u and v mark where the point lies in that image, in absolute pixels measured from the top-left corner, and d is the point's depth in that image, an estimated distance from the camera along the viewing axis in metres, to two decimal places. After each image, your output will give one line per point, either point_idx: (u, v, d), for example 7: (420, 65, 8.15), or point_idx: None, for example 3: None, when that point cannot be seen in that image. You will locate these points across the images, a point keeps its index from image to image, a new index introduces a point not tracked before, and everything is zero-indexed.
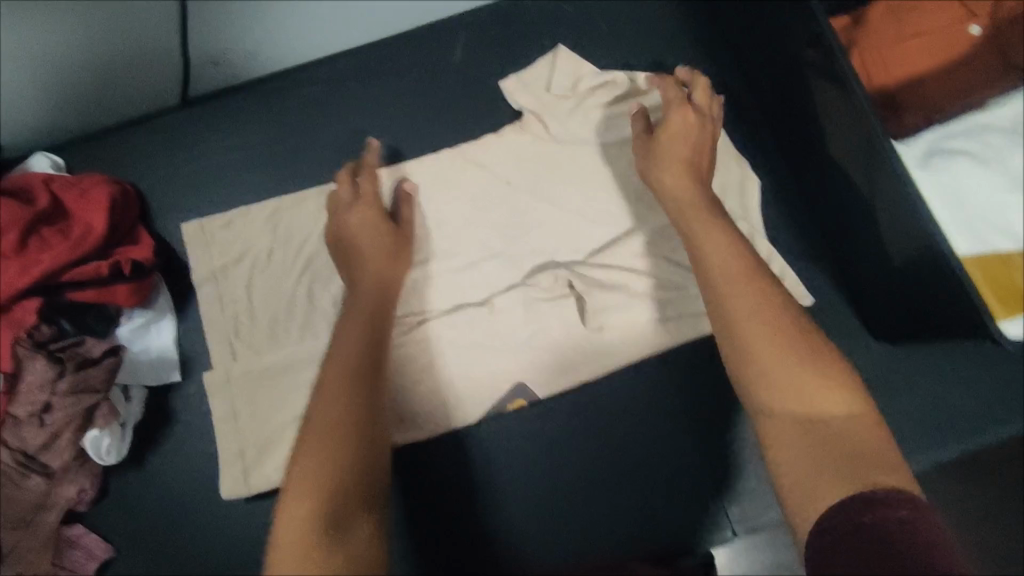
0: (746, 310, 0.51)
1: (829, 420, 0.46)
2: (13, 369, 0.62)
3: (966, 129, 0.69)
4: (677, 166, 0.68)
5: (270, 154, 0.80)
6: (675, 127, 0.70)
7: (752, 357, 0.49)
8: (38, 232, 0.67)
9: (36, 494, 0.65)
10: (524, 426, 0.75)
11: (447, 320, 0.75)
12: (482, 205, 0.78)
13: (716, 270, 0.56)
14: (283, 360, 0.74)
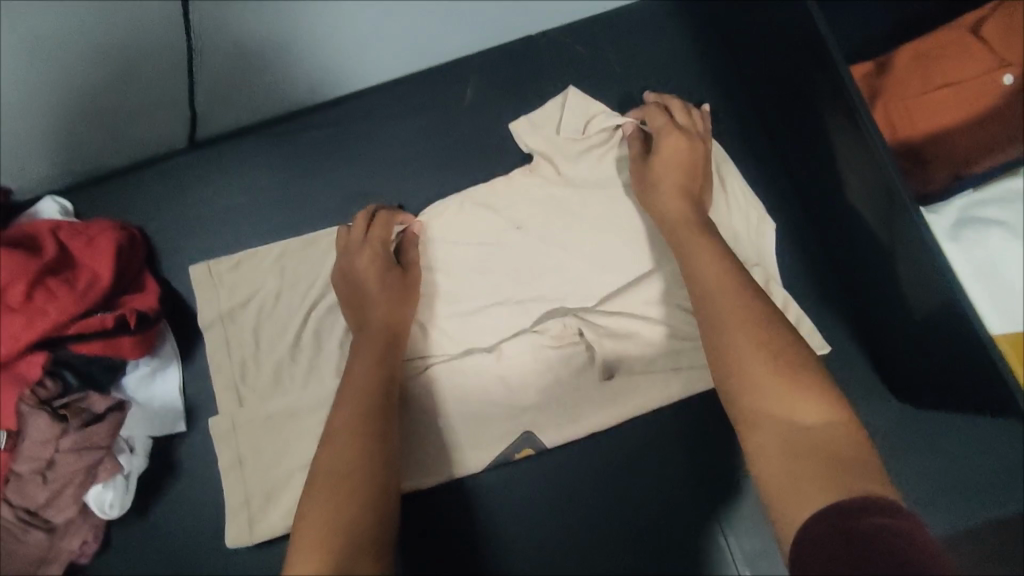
0: (737, 335, 0.55)
1: (803, 422, 0.49)
2: (16, 427, 0.63)
3: (997, 197, 0.68)
4: (672, 189, 0.69)
5: (277, 197, 0.79)
6: (667, 151, 0.71)
7: (732, 365, 0.53)
8: (44, 283, 0.66)
9: (38, 548, 0.65)
10: (534, 476, 0.71)
11: (455, 365, 0.73)
12: (492, 251, 0.76)
13: (705, 287, 0.60)
14: (287, 408, 0.72)
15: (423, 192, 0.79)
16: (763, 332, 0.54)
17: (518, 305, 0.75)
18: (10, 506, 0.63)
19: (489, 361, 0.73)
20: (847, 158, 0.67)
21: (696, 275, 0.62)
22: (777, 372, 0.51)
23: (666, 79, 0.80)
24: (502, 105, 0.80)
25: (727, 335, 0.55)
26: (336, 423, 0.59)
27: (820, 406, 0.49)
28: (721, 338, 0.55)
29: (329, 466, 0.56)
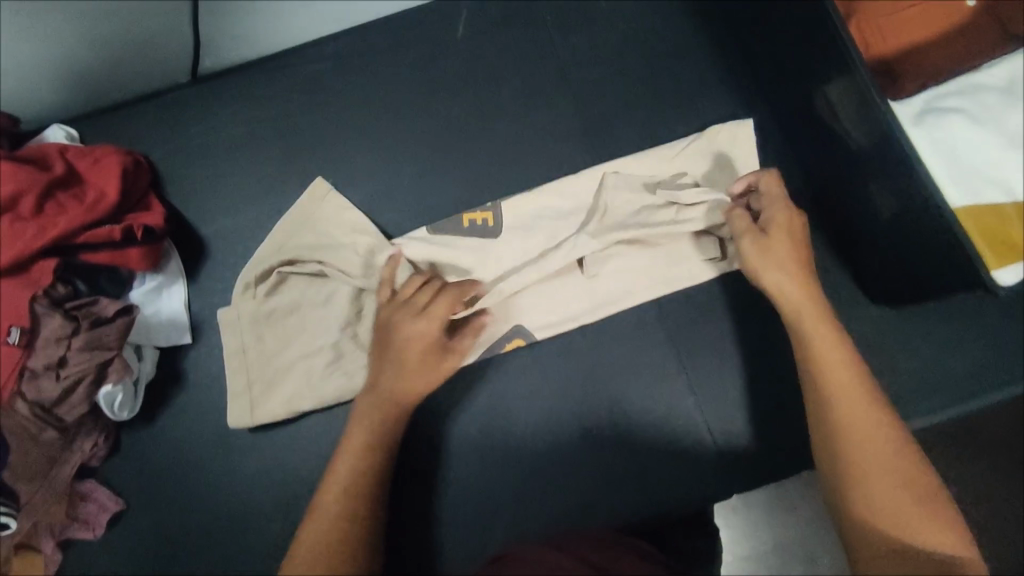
0: (867, 442, 0.53)
1: (923, 543, 0.49)
2: (30, 324, 0.64)
3: (961, 88, 0.69)
4: (791, 265, 0.61)
5: (275, 125, 0.82)
6: (782, 228, 0.63)
7: (855, 471, 0.52)
8: (54, 197, 0.69)
9: (53, 447, 0.68)
10: (527, 365, 0.75)
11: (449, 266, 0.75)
12: (483, 176, 0.79)
13: (827, 371, 0.56)
14: (289, 301, 0.75)
15: (417, 123, 0.82)
16: (885, 433, 0.53)
17: (513, 213, 0.77)
18: (25, 401, 0.65)
19: (483, 259, 0.75)
20: (820, 67, 0.70)
21: (806, 343, 0.58)
22: (898, 486, 0.51)
23: (653, 12, 0.83)
24: (494, 40, 0.83)
25: (849, 433, 0.53)
26: (324, 502, 0.60)
27: (941, 529, 0.49)
28: (840, 433, 0.54)
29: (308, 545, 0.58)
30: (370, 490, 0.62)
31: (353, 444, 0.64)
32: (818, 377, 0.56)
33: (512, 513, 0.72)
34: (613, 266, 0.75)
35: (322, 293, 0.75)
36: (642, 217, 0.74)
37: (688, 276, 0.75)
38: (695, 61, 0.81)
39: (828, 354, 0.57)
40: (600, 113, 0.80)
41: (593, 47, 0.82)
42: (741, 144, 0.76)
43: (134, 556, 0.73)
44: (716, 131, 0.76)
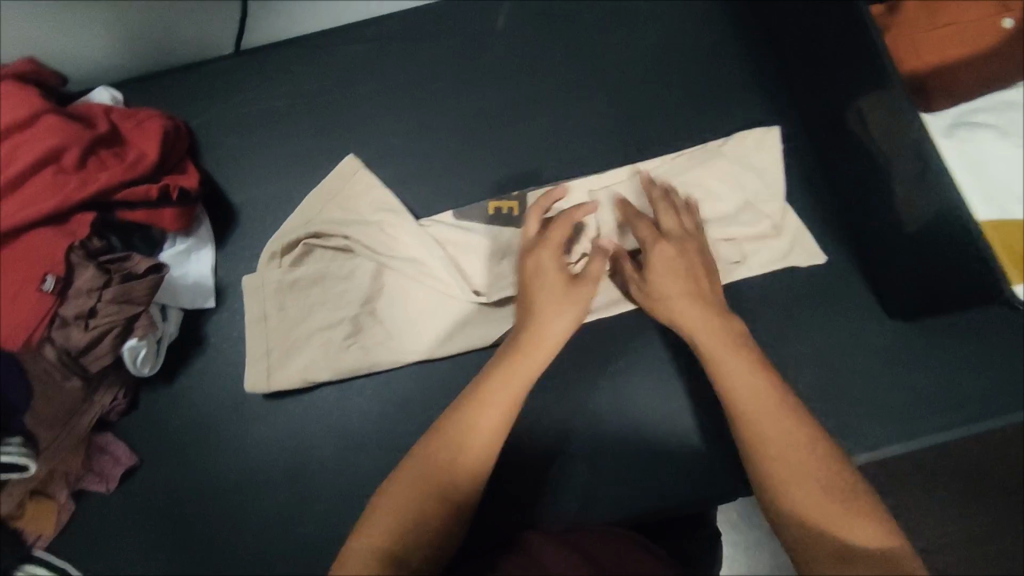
0: (791, 453, 0.52)
1: (857, 547, 0.48)
2: (65, 272, 0.65)
3: (991, 105, 0.72)
4: (682, 294, 0.63)
5: (312, 102, 0.84)
6: (663, 260, 0.66)
7: (778, 483, 0.51)
8: (96, 153, 0.71)
9: (77, 395, 0.70)
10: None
11: (471, 252, 0.77)
12: (512, 165, 0.81)
13: (741, 391, 0.56)
14: (314, 272, 0.76)
15: (452, 108, 0.83)
16: (806, 444, 0.53)
17: (539, 205, 0.77)
18: (53, 348, 0.66)
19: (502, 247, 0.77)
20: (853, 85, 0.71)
21: (714, 363, 0.59)
22: (822, 495, 0.50)
23: (692, 15, 0.84)
24: (533, 34, 0.85)
25: (768, 453, 0.52)
26: (440, 440, 0.55)
27: (871, 528, 0.49)
28: (761, 455, 0.53)
29: (409, 483, 0.53)
30: (493, 438, 0.56)
31: (490, 395, 0.57)
32: (731, 399, 0.56)
33: (519, 499, 0.71)
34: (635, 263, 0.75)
35: (345, 267, 0.77)
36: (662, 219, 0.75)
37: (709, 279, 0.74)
38: (730, 66, 0.82)
39: (745, 373, 0.57)
40: (633, 111, 0.81)
41: (629, 46, 0.83)
42: (765, 152, 0.77)
43: (142, 512, 0.74)
44: (739, 138, 0.78)
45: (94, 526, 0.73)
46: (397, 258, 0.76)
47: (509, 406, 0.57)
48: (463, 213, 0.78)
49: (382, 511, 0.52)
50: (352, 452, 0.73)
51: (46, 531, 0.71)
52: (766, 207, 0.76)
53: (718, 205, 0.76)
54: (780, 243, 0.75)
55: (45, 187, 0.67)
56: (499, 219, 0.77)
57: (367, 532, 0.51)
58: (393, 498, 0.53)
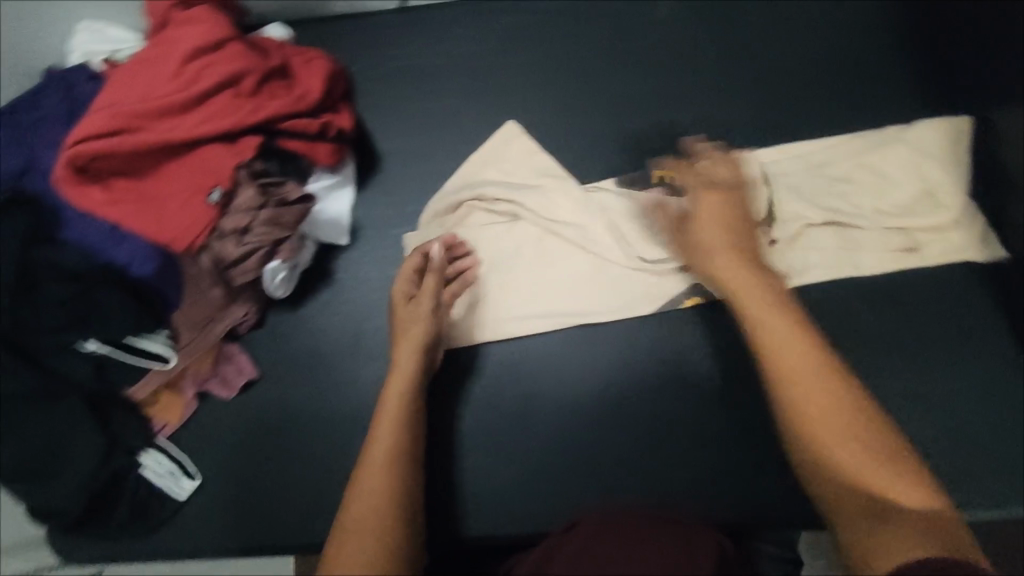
0: (813, 392, 0.52)
1: (899, 504, 0.47)
2: (230, 188, 0.70)
3: None
4: (717, 230, 0.64)
5: (470, 64, 0.86)
6: (711, 208, 0.66)
7: (806, 422, 0.51)
8: (269, 83, 0.76)
9: (213, 304, 0.74)
10: (691, 326, 0.76)
11: (628, 218, 0.78)
12: (654, 152, 0.81)
13: (758, 324, 0.56)
14: (477, 236, 0.80)
15: (599, 89, 0.84)
16: (823, 385, 0.52)
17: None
18: (209, 256, 0.71)
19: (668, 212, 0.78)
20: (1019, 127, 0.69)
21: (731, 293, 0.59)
22: (860, 443, 0.50)
23: (863, 31, 0.82)
24: (693, 26, 0.84)
25: (799, 391, 0.52)
26: (378, 433, 0.63)
27: (899, 483, 0.48)
28: (795, 398, 0.52)
29: (372, 470, 0.60)
30: (404, 419, 0.64)
31: (386, 419, 0.64)
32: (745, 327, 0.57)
33: (612, 478, 0.73)
34: (801, 244, 0.76)
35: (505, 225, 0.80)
36: (829, 199, 0.77)
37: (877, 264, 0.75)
38: (894, 89, 0.80)
39: (752, 303, 0.57)
40: (783, 119, 0.80)
41: (790, 52, 0.82)
42: (946, 144, 0.75)
43: (256, 422, 0.78)
44: (926, 127, 0.76)
45: (210, 428, 0.79)
46: (565, 226, 0.78)
47: (406, 402, 0.65)
48: (625, 181, 0.80)
49: (362, 489, 0.59)
50: (472, 407, 0.76)
51: (171, 420, 0.77)
52: (947, 198, 0.74)
53: (896, 192, 0.76)
54: (954, 237, 0.74)
55: (224, 107, 0.72)
56: (663, 187, 0.79)
57: (349, 517, 0.57)
58: (365, 478, 0.59)
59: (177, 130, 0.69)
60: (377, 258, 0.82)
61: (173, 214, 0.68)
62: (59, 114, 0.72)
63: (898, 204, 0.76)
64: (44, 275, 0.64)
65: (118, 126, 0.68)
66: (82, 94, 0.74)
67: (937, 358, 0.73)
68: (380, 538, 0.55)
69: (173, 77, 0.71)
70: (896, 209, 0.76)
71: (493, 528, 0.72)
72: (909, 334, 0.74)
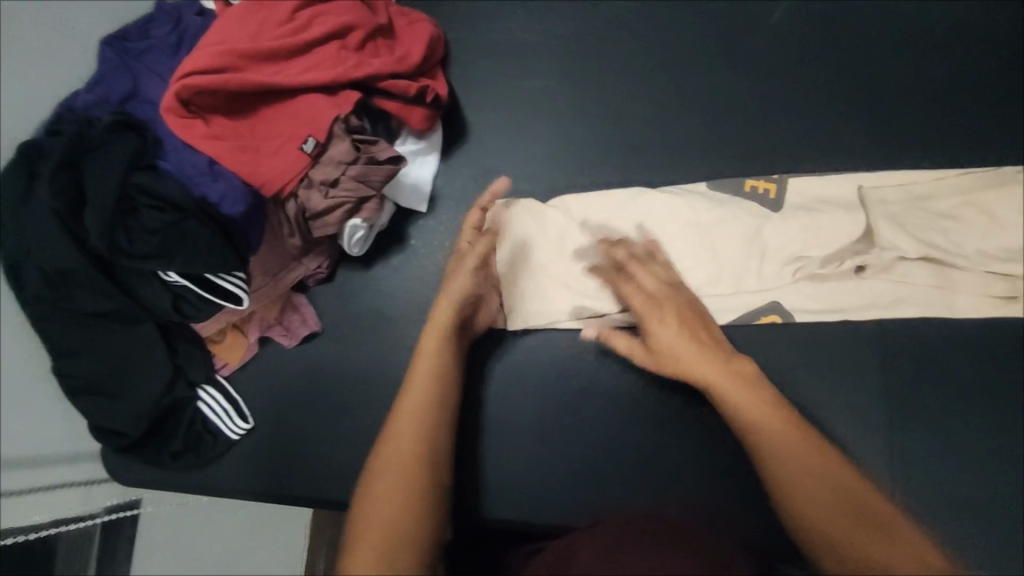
0: (776, 429, 0.56)
1: (869, 519, 0.51)
2: (324, 139, 0.70)
3: None
4: (672, 316, 0.66)
5: (569, 44, 0.85)
6: (652, 283, 0.69)
7: (775, 461, 0.55)
8: (374, 41, 0.76)
9: (290, 252, 0.75)
10: (771, 343, 0.72)
11: (711, 226, 0.76)
12: (747, 159, 0.78)
13: (721, 376, 0.61)
14: (553, 224, 0.79)
15: (701, 89, 0.81)
16: (785, 426, 0.57)
17: (797, 191, 0.76)
18: (294, 204, 0.71)
19: (761, 225, 0.76)
20: None
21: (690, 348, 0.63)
22: (828, 470, 0.54)
23: (986, 62, 0.78)
24: (806, 35, 0.81)
25: (762, 435, 0.56)
26: (412, 382, 0.64)
27: (865, 499, 0.52)
28: (754, 430, 0.57)
29: (405, 424, 0.60)
30: (437, 379, 0.64)
31: (419, 374, 0.64)
32: (711, 379, 0.61)
33: (662, 484, 0.71)
34: (892, 275, 0.74)
35: (593, 213, 0.79)
36: (928, 233, 0.74)
37: (972, 308, 0.72)
38: (1016, 129, 0.76)
39: (715, 356, 0.63)
40: (890, 145, 0.77)
41: (904, 74, 0.79)
42: None
43: (312, 374, 0.79)
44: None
45: (266, 373, 0.79)
46: (648, 223, 0.77)
47: (438, 363, 0.65)
48: (715, 184, 0.78)
49: (393, 439, 0.60)
50: (531, 392, 0.75)
51: (231, 362, 0.78)
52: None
53: (1003, 237, 0.73)
54: None
55: (328, 60, 0.72)
56: (756, 199, 0.77)
57: (379, 464, 0.58)
58: (398, 433, 0.60)
59: (281, 75, 0.70)
60: (453, 228, 0.81)
61: (268, 159, 0.69)
62: (165, 45, 0.73)
63: (1000, 247, 0.73)
64: (141, 201, 0.65)
65: (226, 65, 0.68)
66: (190, 29, 0.75)
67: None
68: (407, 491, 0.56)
69: (284, 26, 0.72)
70: (999, 254, 0.72)
71: (534, 516, 0.71)
72: (999, 382, 0.70)
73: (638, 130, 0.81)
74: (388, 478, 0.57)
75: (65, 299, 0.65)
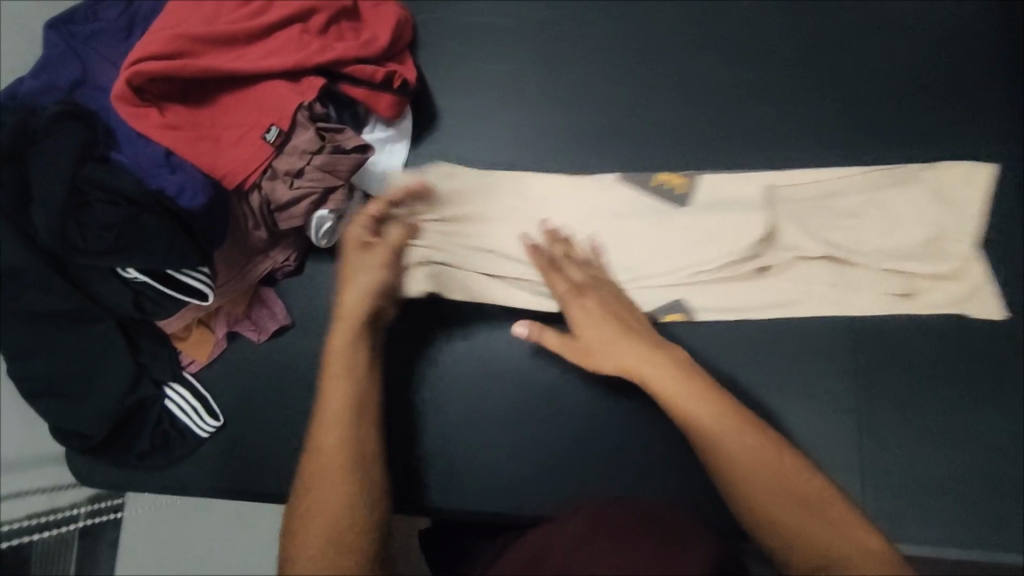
0: (709, 416, 0.57)
1: (811, 495, 0.53)
2: (287, 127, 0.68)
3: None
4: (599, 309, 0.67)
5: (537, 27, 0.83)
6: (586, 276, 0.70)
7: (711, 451, 0.56)
8: (337, 24, 0.73)
9: (256, 244, 0.73)
10: (743, 329, 0.73)
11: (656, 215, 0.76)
12: (715, 145, 0.78)
13: (653, 367, 0.62)
14: (479, 208, 0.77)
15: (670, 75, 0.81)
16: (720, 411, 0.58)
17: (711, 188, 0.76)
18: (258, 196, 0.69)
19: (672, 223, 0.75)
20: None
21: (621, 342, 0.64)
22: (764, 452, 0.55)
23: (947, 48, 0.79)
24: (771, 22, 0.82)
25: (697, 425, 0.57)
26: (337, 355, 0.61)
27: (805, 476, 0.54)
28: (690, 422, 0.58)
29: (329, 433, 0.56)
30: (354, 368, 0.60)
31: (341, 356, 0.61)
32: (643, 373, 0.62)
33: (635, 472, 0.70)
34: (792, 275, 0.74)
35: (524, 202, 0.77)
36: (832, 233, 0.74)
37: (871, 305, 0.72)
38: (979, 114, 0.77)
39: (643, 348, 0.63)
40: (857, 130, 0.78)
41: (867, 61, 0.80)
42: (974, 188, 0.73)
43: (281, 368, 0.76)
44: (950, 169, 0.74)
45: (234, 369, 0.76)
46: (558, 215, 0.77)
47: (345, 375, 0.59)
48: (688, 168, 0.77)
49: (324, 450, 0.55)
50: (501, 382, 0.74)
51: (199, 358, 0.76)
52: (952, 247, 0.72)
53: (902, 234, 0.73)
54: (952, 288, 0.72)
55: (290, 43, 0.69)
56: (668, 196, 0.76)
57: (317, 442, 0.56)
58: (329, 410, 0.57)
59: (241, 61, 0.67)
60: None
61: (228, 150, 0.66)
62: (116, 28, 0.70)
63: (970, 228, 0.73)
64: (93, 194, 0.61)
65: (182, 50, 0.65)
66: (143, 11, 0.72)
67: (989, 391, 0.70)
68: (340, 466, 0.54)
69: (242, 9, 0.70)
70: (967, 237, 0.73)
71: (507, 507, 0.70)
72: (964, 364, 0.71)
73: (608, 116, 0.80)
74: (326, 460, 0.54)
75: (18, 300, 0.65)
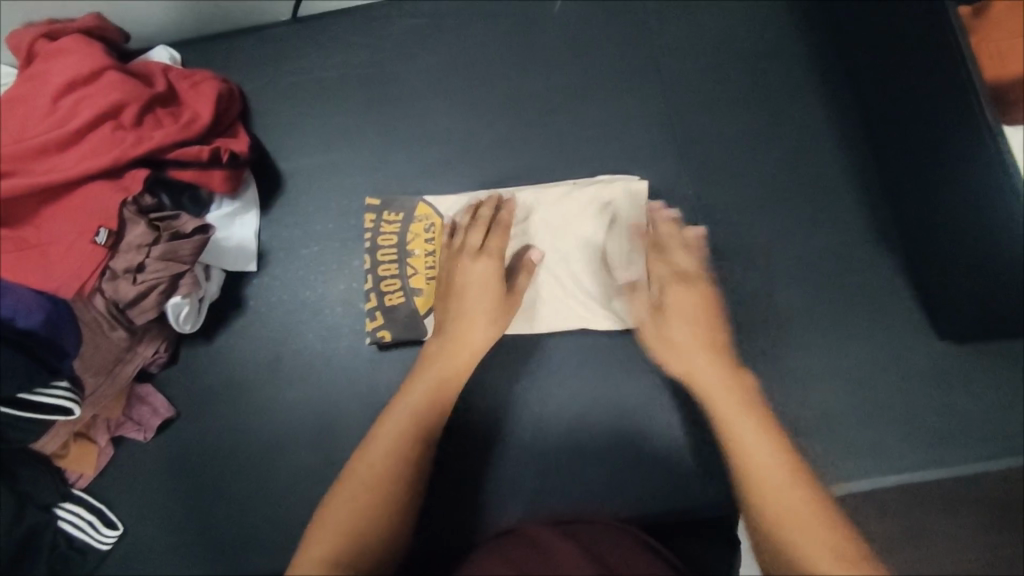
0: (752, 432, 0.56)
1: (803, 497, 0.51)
2: (117, 227, 0.67)
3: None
4: (698, 310, 0.68)
5: (363, 74, 0.84)
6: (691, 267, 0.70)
7: (742, 455, 0.55)
8: (154, 112, 0.73)
9: (117, 346, 0.71)
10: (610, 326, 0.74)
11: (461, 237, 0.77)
12: (562, 149, 0.79)
13: (707, 376, 0.63)
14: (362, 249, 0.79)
15: (500, 89, 0.82)
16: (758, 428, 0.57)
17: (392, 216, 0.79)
18: (103, 298, 0.68)
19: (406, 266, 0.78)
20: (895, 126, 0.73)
21: (673, 344, 0.67)
22: (788, 466, 0.53)
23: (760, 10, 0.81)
24: (591, 16, 0.82)
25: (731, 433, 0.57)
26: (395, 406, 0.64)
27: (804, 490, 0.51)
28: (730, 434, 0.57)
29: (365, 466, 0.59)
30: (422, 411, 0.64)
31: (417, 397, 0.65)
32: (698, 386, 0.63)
33: (538, 486, 0.71)
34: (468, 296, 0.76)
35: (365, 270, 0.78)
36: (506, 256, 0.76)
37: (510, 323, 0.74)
38: (797, 69, 0.80)
39: (699, 367, 0.64)
40: (687, 103, 0.79)
41: (687, 37, 0.81)
42: (638, 205, 0.75)
43: (174, 461, 0.76)
44: (613, 187, 0.76)
45: (130, 471, 0.76)
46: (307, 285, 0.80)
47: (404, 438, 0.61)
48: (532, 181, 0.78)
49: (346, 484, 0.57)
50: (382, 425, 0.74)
51: (87, 471, 0.74)
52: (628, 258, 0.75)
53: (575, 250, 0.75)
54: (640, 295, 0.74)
55: (104, 142, 0.68)
56: (426, 239, 0.78)
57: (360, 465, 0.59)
58: (367, 454, 0.60)
59: (57, 170, 0.66)
60: (287, 281, 0.80)
61: (59, 262, 0.65)
62: None
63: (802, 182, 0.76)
64: None
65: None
66: None
67: (853, 330, 0.72)
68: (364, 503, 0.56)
69: (47, 116, 0.67)
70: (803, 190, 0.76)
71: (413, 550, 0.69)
72: (826, 316, 0.73)
73: (451, 145, 0.81)
74: (356, 495, 0.56)
75: None
